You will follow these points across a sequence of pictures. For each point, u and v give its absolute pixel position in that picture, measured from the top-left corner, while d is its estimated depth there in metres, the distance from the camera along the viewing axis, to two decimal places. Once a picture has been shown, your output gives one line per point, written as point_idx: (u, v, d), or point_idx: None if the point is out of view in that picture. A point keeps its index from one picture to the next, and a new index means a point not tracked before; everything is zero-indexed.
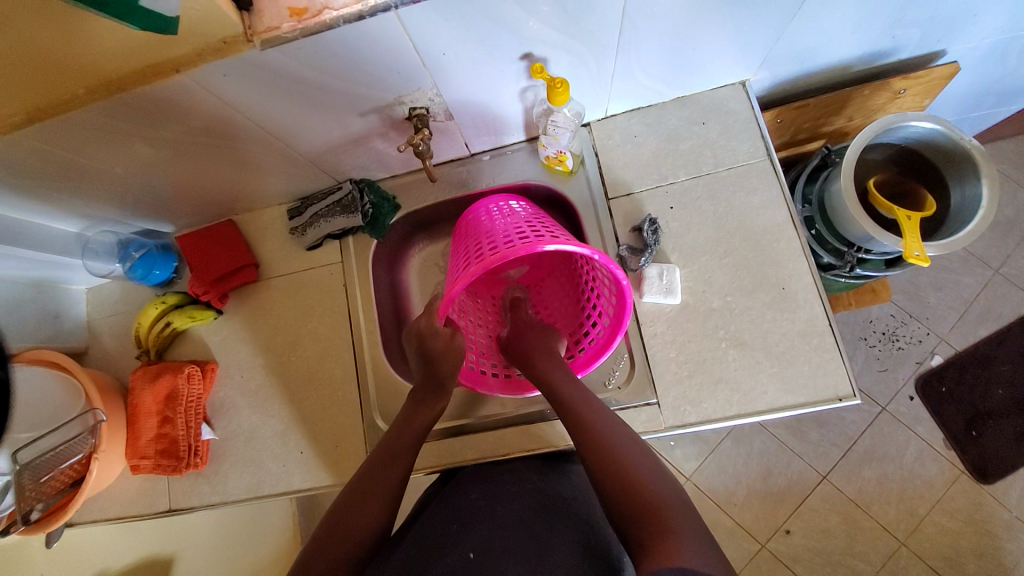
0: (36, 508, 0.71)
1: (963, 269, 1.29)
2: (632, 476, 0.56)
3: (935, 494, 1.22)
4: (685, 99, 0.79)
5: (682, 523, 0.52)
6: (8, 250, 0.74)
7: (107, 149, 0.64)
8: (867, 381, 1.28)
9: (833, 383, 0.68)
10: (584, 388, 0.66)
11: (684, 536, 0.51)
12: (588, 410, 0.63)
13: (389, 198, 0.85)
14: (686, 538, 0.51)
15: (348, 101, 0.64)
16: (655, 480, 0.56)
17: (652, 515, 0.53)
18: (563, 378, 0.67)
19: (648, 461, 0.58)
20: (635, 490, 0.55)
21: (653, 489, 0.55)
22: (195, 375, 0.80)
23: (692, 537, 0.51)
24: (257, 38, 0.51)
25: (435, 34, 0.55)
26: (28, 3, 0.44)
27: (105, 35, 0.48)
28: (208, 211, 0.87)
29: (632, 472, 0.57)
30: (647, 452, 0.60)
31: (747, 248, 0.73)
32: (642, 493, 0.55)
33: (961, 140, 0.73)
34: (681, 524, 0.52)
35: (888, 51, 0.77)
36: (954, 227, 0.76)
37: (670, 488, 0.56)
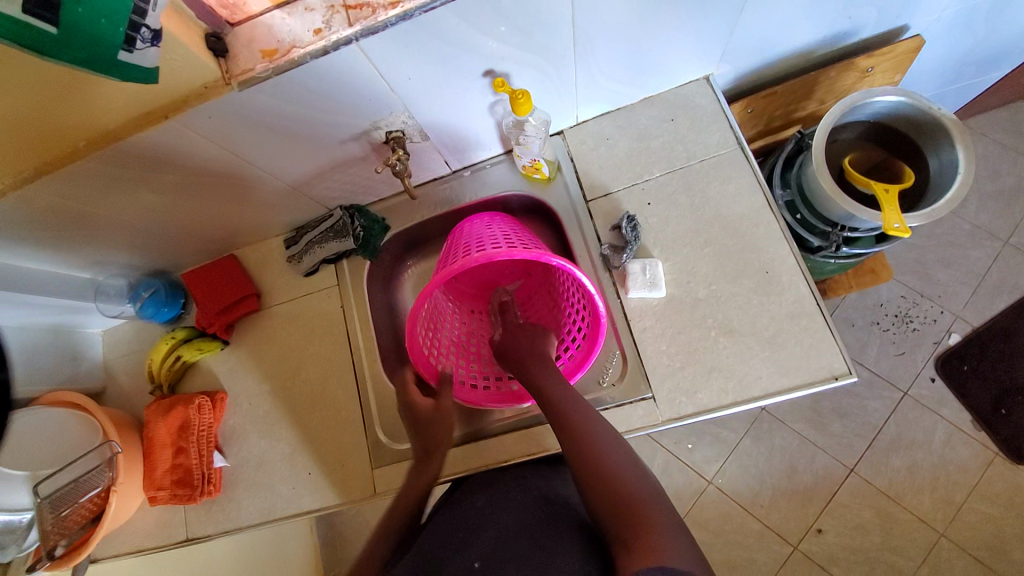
0: (59, 545, 0.73)
1: (970, 243, 1.26)
2: (613, 473, 0.57)
3: (970, 479, 1.17)
4: (653, 98, 0.81)
5: (661, 518, 0.54)
6: (27, 299, 0.80)
7: (111, 197, 0.69)
8: (884, 365, 1.24)
9: (828, 362, 0.68)
10: (571, 390, 0.65)
11: (664, 532, 0.52)
12: (570, 406, 0.63)
13: (379, 220, 0.89)
14: (665, 534, 0.52)
15: (327, 130, 0.68)
16: (635, 475, 0.58)
17: (633, 512, 0.54)
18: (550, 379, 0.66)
19: (627, 457, 0.60)
20: (615, 488, 0.56)
21: (633, 486, 0.57)
22: (205, 405, 0.83)
23: (671, 534, 0.52)
24: (235, 81, 0.56)
25: (397, 62, 0.59)
26: (32, 69, 0.49)
27: (101, 91, 0.53)
28: (211, 248, 0.91)
29: (612, 470, 0.58)
30: (628, 451, 0.60)
31: (727, 236, 0.74)
32: (622, 491, 0.56)
33: (929, 110, 0.74)
34: (661, 519, 0.54)
35: (849, 32, 0.78)
36: (936, 194, 0.76)
37: (647, 483, 0.58)
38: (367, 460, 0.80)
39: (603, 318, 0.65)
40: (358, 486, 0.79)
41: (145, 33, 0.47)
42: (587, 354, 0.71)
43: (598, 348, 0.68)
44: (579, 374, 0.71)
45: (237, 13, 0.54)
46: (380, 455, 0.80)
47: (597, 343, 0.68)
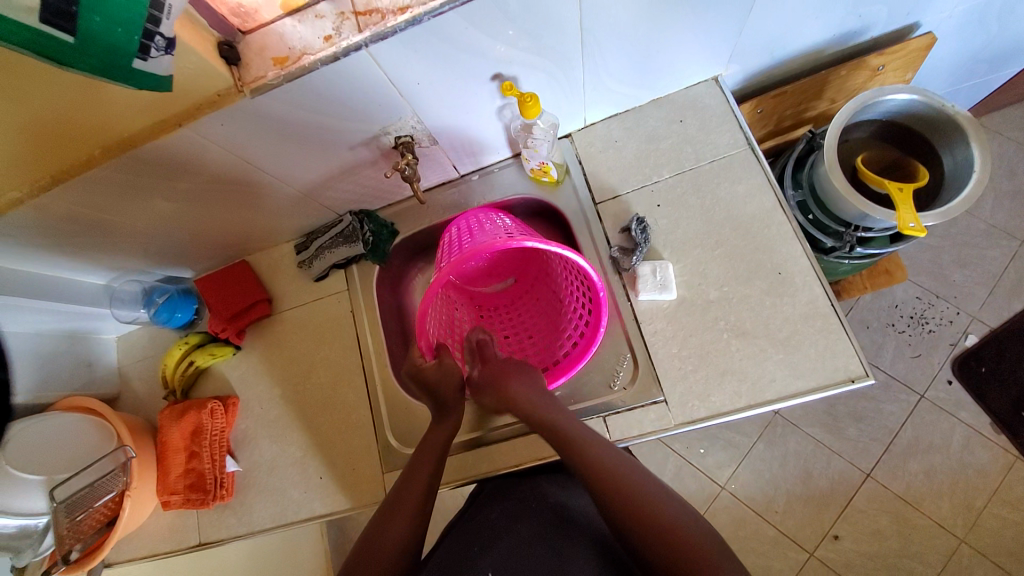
0: (75, 548, 0.74)
1: (987, 242, 1.24)
2: (649, 506, 0.56)
3: (991, 483, 1.14)
4: (662, 100, 0.81)
5: (704, 545, 0.54)
6: (47, 305, 0.81)
7: (127, 204, 0.70)
8: (900, 368, 1.22)
9: (843, 364, 0.66)
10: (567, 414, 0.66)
11: (713, 560, 0.53)
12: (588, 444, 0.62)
13: (388, 225, 0.89)
14: (714, 562, 0.52)
15: (337, 136, 0.69)
16: (671, 505, 0.57)
17: (679, 546, 0.53)
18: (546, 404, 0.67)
19: (657, 485, 0.59)
20: (655, 523, 0.55)
21: (671, 517, 0.56)
22: (217, 410, 0.83)
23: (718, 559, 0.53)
24: (247, 88, 0.57)
25: (406, 68, 0.60)
26: (57, 77, 0.51)
27: (115, 100, 0.54)
28: (223, 254, 0.93)
29: (649, 505, 0.56)
30: (643, 472, 0.61)
31: (739, 238, 0.74)
32: (661, 524, 0.55)
33: (943, 108, 0.73)
34: (706, 546, 0.54)
35: (859, 30, 0.78)
36: (951, 192, 0.75)
37: (681, 509, 0.57)
38: (377, 464, 0.80)
39: (605, 302, 0.66)
40: (369, 491, 0.79)
41: (159, 42, 0.49)
42: (588, 342, 0.71)
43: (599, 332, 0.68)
44: (582, 362, 0.71)
45: (249, 21, 0.55)
46: (390, 459, 0.80)
47: (599, 325, 0.68)
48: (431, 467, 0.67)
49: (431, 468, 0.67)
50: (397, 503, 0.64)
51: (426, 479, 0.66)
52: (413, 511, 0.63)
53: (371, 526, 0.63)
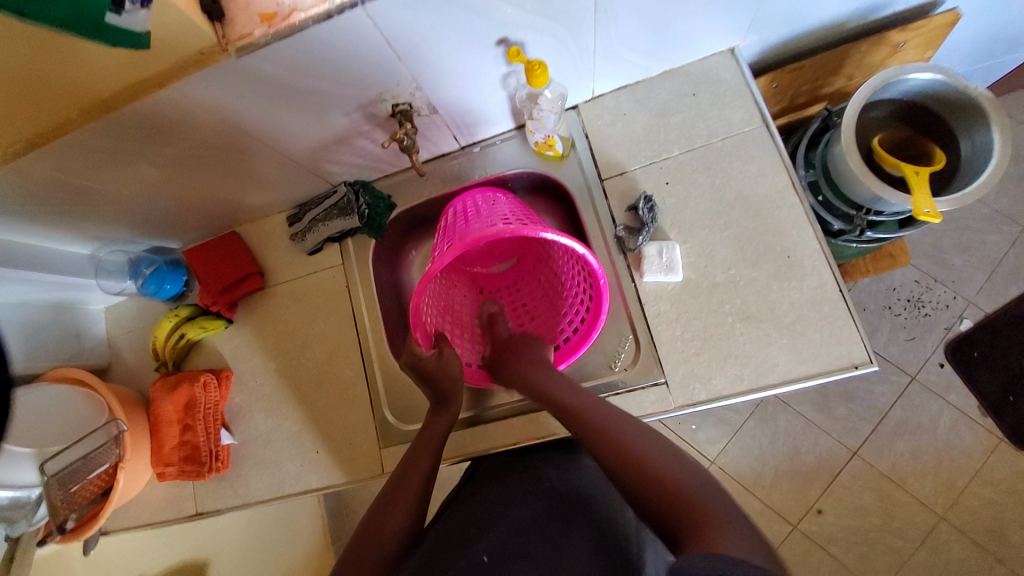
0: (70, 518, 0.74)
1: (989, 227, 1.23)
2: (661, 473, 0.51)
3: (974, 464, 1.17)
4: (673, 72, 0.77)
5: (720, 512, 0.47)
6: (32, 275, 0.78)
7: (110, 170, 0.66)
8: (893, 350, 1.23)
9: (846, 350, 0.66)
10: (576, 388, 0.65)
11: (723, 526, 0.45)
12: (594, 415, 0.61)
13: (384, 197, 0.86)
14: (726, 528, 0.45)
15: (332, 101, 0.65)
16: (690, 477, 0.51)
17: (689, 509, 0.48)
18: (556, 382, 0.66)
19: (675, 456, 0.54)
20: (664, 487, 0.50)
21: (685, 484, 0.50)
22: (211, 382, 0.82)
23: (733, 527, 0.45)
24: (232, 46, 0.52)
25: (406, 28, 0.56)
26: (28, 36, 0.47)
27: (89, 58, 0.50)
28: (212, 224, 0.89)
29: (658, 471, 0.52)
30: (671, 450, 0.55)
31: (748, 219, 0.72)
32: (671, 487, 0.50)
33: (968, 89, 0.70)
34: (721, 514, 0.47)
35: (883, 5, 0.74)
36: (966, 178, 0.74)
37: (703, 481, 0.51)
38: (375, 440, 0.80)
39: (605, 289, 0.64)
40: (366, 466, 0.79)
41: None
42: (587, 331, 0.70)
43: (599, 321, 0.67)
44: (580, 351, 0.70)
45: None
46: (388, 436, 0.79)
47: (600, 313, 0.67)
48: (430, 462, 0.67)
49: (432, 457, 0.67)
50: (399, 483, 0.65)
51: (426, 470, 0.66)
52: (413, 495, 0.63)
53: (370, 511, 0.63)
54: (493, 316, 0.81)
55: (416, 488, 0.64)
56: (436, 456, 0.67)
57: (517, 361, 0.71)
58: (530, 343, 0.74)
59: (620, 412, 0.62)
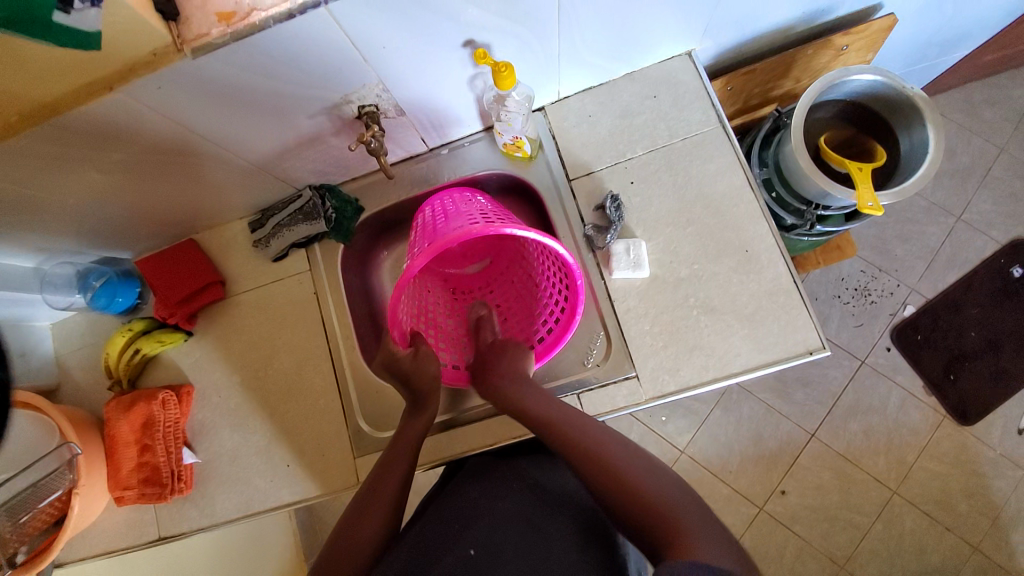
0: (20, 551, 0.70)
1: (927, 219, 1.32)
2: (633, 486, 0.56)
3: (921, 439, 1.25)
4: (635, 74, 0.80)
5: (691, 523, 0.52)
6: None
7: (53, 178, 0.63)
8: (845, 337, 1.30)
9: (803, 337, 0.70)
10: (561, 406, 0.66)
11: (698, 537, 0.50)
12: (568, 421, 0.63)
13: (352, 202, 0.84)
14: (698, 538, 0.50)
15: (294, 104, 0.64)
16: (666, 491, 0.56)
17: (663, 519, 0.53)
18: (537, 400, 0.66)
19: (650, 470, 0.58)
20: (644, 502, 0.54)
21: (660, 497, 0.55)
22: (170, 399, 0.78)
23: (703, 537, 0.50)
24: (187, 47, 0.51)
25: (371, 29, 0.55)
26: None
27: (26, 61, 0.47)
28: (167, 232, 0.85)
29: (633, 486, 0.56)
30: (660, 475, 0.58)
31: (709, 215, 0.75)
32: (646, 501, 0.54)
33: (905, 90, 0.76)
34: (691, 524, 0.52)
35: (827, 9, 0.78)
36: (905, 174, 0.79)
37: (677, 493, 0.56)
38: (349, 449, 0.78)
39: (581, 283, 0.65)
40: (340, 476, 0.77)
41: None
42: (562, 329, 0.71)
43: (575, 321, 0.68)
44: (555, 349, 0.71)
45: None
46: (362, 444, 0.78)
47: (575, 312, 0.68)
48: (407, 467, 0.66)
49: (409, 464, 0.66)
50: (376, 484, 0.65)
51: (402, 475, 0.65)
52: (390, 500, 0.63)
53: (348, 518, 0.63)
54: (480, 319, 0.81)
55: (395, 486, 0.64)
56: (415, 455, 0.67)
57: (497, 374, 0.71)
58: (511, 353, 0.73)
59: (608, 432, 0.63)
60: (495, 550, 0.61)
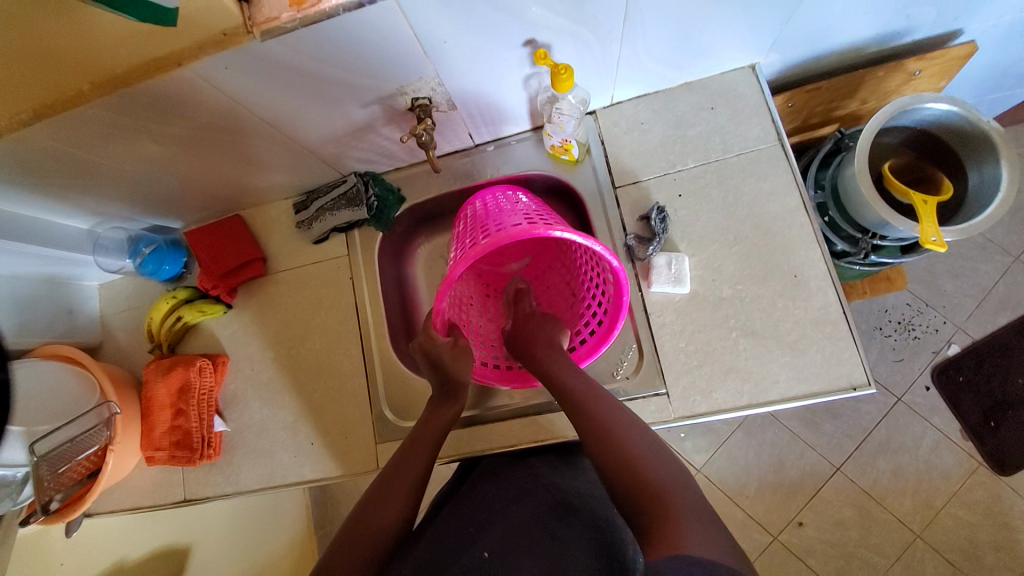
0: (55, 499, 0.72)
1: (982, 257, 1.25)
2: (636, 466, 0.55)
3: (951, 486, 1.19)
4: (693, 84, 0.78)
5: (682, 507, 0.50)
6: (29, 249, 0.77)
7: (113, 144, 0.64)
8: (882, 371, 1.25)
9: (847, 372, 0.67)
10: (584, 375, 0.66)
11: (685, 521, 0.48)
12: (588, 399, 0.62)
13: (394, 190, 0.85)
14: (688, 526, 0.48)
15: (351, 91, 0.64)
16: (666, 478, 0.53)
17: (652, 502, 0.51)
18: (564, 368, 0.66)
19: (655, 450, 0.57)
20: (638, 481, 0.53)
21: (658, 481, 0.53)
22: (207, 368, 0.80)
23: (695, 525, 0.48)
24: (257, 30, 0.51)
25: (435, 23, 0.55)
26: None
27: (100, 22, 0.48)
28: (216, 206, 0.88)
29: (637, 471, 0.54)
30: (656, 451, 0.57)
31: (759, 236, 0.72)
32: (643, 482, 0.53)
33: (980, 121, 0.72)
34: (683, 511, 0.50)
35: (904, 31, 0.75)
36: (972, 210, 0.75)
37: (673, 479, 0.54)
38: (371, 435, 0.79)
39: (627, 295, 0.64)
40: (360, 461, 0.78)
41: None
42: (598, 341, 0.70)
43: (612, 335, 0.67)
44: (589, 360, 0.70)
45: None
46: (385, 431, 0.79)
47: (614, 328, 0.67)
48: (428, 459, 0.66)
49: (428, 456, 0.66)
50: (396, 474, 0.64)
51: (422, 466, 0.65)
52: (409, 488, 0.63)
53: (363, 501, 0.63)
54: (519, 290, 0.81)
55: (417, 473, 0.64)
56: (436, 451, 0.67)
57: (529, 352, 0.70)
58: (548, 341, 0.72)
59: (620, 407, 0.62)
60: (508, 545, 0.62)
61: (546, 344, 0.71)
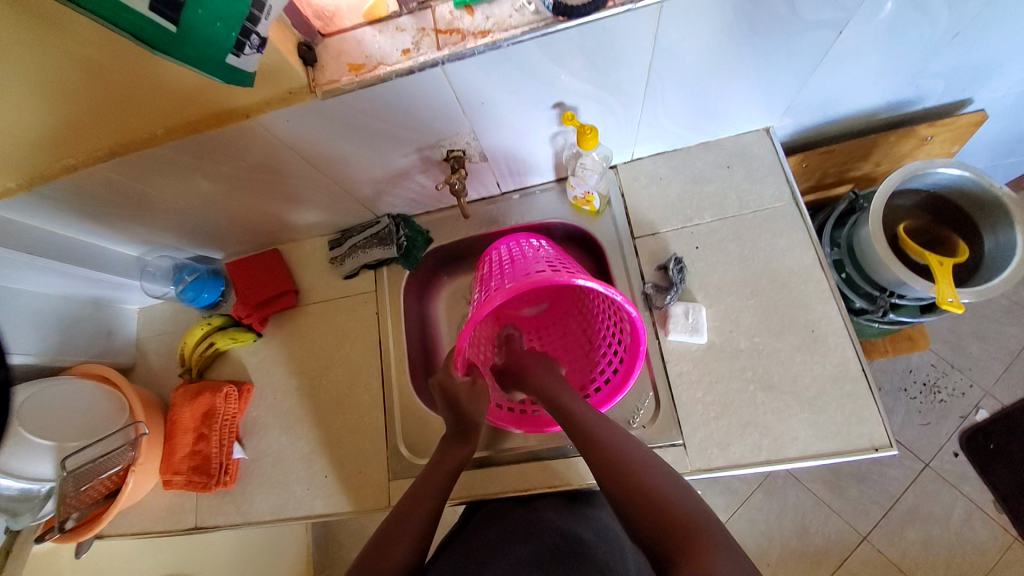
0: (71, 517, 0.73)
1: (1007, 319, 1.23)
2: (646, 492, 0.54)
3: (988, 562, 1.12)
4: (710, 144, 0.82)
5: (707, 534, 0.49)
6: (77, 270, 0.82)
7: (173, 181, 0.71)
8: (909, 435, 1.21)
9: (868, 432, 0.66)
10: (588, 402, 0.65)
11: (706, 543, 0.48)
12: (601, 428, 0.61)
13: (423, 233, 0.90)
14: (715, 554, 0.46)
15: (393, 143, 0.70)
16: (682, 501, 0.53)
17: (673, 530, 0.50)
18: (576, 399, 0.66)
19: (665, 475, 0.56)
20: (659, 509, 0.52)
21: (675, 507, 0.52)
22: (232, 394, 0.83)
23: (723, 551, 0.47)
24: (319, 89, 0.58)
25: (476, 86, 0.61)
26: (122, 51, 0.50)
27: (175, 73, 0.54)
28: (256, 240, 0.93)
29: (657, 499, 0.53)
30: (668, 475, 0.56)
31: (776, 290, 0.74)
32: (662, 511, 0.52)
33: (992, 187, 0.74)
34: (712, 536, 0.48)
35: (913, 99, 0.79)
36: (989, 274, 0.76)
37: (687, 500, 0.53)
38: (384, 470, 0.80)
39: (643, 345, 0.65)
40: (371, 497, 0.79)
41: (253, 41, 0.50)
42: (614, 390, 0.70)
43: (626, 385, 0.68)
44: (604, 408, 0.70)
45: (330, 26, 0.58)
46: (399, 467, 0.79)
47: (629, 376, 0.68)
48: (436, 502, 0.65)
49: (436, 498, 0.66)
50: (408, 511, 0.64)
51: (429, 511, 0.64)
52: (417, 527, 0.62)
53: (373, 537, 0.62)
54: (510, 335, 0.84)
55: (422, 520, 0.63)
56: (444, 493, 0.67)
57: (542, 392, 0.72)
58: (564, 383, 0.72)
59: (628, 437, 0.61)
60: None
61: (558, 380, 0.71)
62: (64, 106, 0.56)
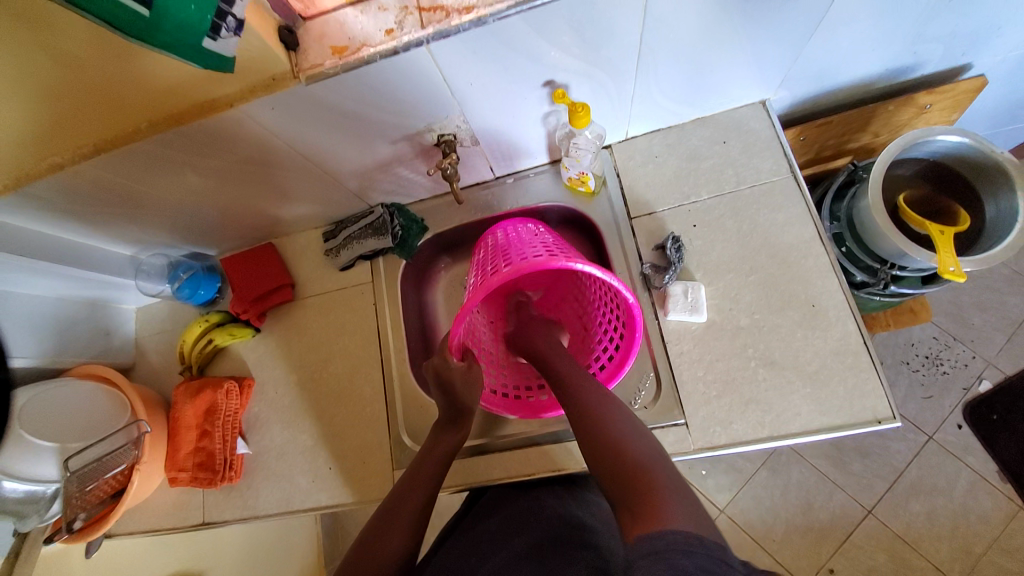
0: (79, 517, 0.73)
1: (1010, 289, 1.23)
2: (617, 448, 0.55)
3: (993, 531, 1.13)
4: (705, 119, 0.81)
5: (664, 483, 0.49)
6: (57, 268, 0.79)
7: (162, 176, 0.69)
8: (912, 408, 1.21)
9: (871, 405, 0.66)
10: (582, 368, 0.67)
11: (665, 493, 0.48)
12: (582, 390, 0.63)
13: (418, 220, 0.89)
14: (670, 500, 0.47)
15: (381, 129, 0.69)
16: (647, 453, 0.54)
17: (636, 482, 0.50)
18: (576, 373, 0.66)
19: (633, 428, 0.58)
20: (622, 460, 0.53)
21: (638, 458, 0.53)
22: (233, 390, 0.83)
23: (680, 500, 0.47)
24: (303, 74, 0.57)
25: (462, 67, 0.60)
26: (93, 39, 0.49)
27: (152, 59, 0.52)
28: (250, 235, 0.93)
29: (623, 451, 0.54)
30: (638, 428, 0.58)
31: (775, 266, 0.73)
32: (626, 463, 0.53)
33: (993, 153, 0.73)
34: (666, 484, 0.49)
35: (911, 67, 0.77)
36: (991, 241, 0.75)
37: (651, 452, 0.54)
38: (388, 460, 0.80)
39: (641, 329, 0.64)
40: (376, 487, 0.79)
41: (230, 22, 0.49)
42: (612, 374, 0.70)
43: (623, 370, 0.68)
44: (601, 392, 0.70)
45: (311, 8, 0.56)
46: (402, 456, 0.79)
47: (626, 361, 0.68)
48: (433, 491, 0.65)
49: (431, 488, 0.65)
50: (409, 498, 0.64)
51: (423, 499, 0.64)
52: (414, 512, 0.62)
53: (368, 524, 0.62)
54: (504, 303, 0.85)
55: (418, 502, 0.63)
56: (438, 478, 0.67)
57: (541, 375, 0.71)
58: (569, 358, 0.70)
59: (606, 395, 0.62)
60: (513, 565, 0.61)
61: (565, 357, 0.70)
62: (41, 100, 0.54)
